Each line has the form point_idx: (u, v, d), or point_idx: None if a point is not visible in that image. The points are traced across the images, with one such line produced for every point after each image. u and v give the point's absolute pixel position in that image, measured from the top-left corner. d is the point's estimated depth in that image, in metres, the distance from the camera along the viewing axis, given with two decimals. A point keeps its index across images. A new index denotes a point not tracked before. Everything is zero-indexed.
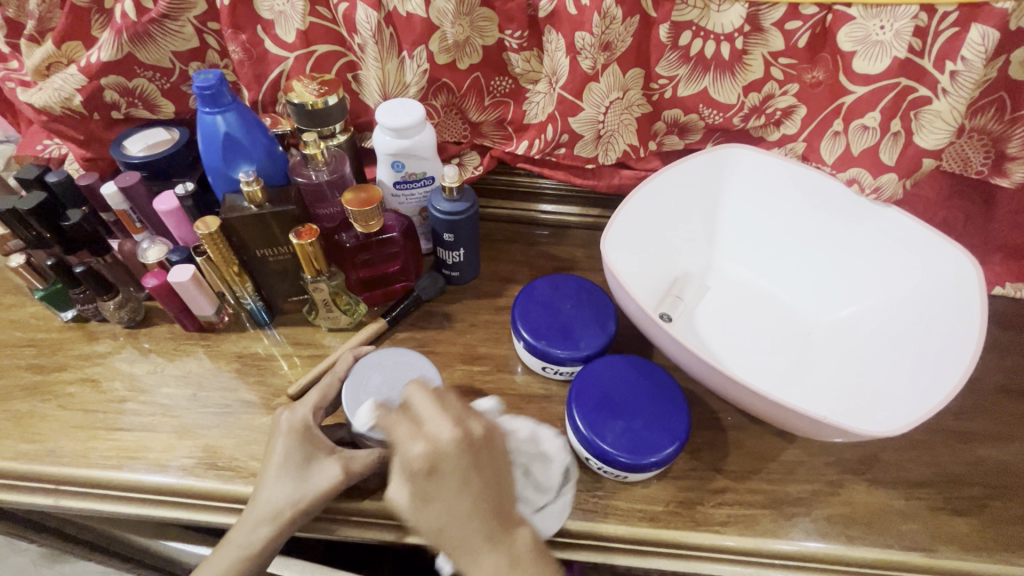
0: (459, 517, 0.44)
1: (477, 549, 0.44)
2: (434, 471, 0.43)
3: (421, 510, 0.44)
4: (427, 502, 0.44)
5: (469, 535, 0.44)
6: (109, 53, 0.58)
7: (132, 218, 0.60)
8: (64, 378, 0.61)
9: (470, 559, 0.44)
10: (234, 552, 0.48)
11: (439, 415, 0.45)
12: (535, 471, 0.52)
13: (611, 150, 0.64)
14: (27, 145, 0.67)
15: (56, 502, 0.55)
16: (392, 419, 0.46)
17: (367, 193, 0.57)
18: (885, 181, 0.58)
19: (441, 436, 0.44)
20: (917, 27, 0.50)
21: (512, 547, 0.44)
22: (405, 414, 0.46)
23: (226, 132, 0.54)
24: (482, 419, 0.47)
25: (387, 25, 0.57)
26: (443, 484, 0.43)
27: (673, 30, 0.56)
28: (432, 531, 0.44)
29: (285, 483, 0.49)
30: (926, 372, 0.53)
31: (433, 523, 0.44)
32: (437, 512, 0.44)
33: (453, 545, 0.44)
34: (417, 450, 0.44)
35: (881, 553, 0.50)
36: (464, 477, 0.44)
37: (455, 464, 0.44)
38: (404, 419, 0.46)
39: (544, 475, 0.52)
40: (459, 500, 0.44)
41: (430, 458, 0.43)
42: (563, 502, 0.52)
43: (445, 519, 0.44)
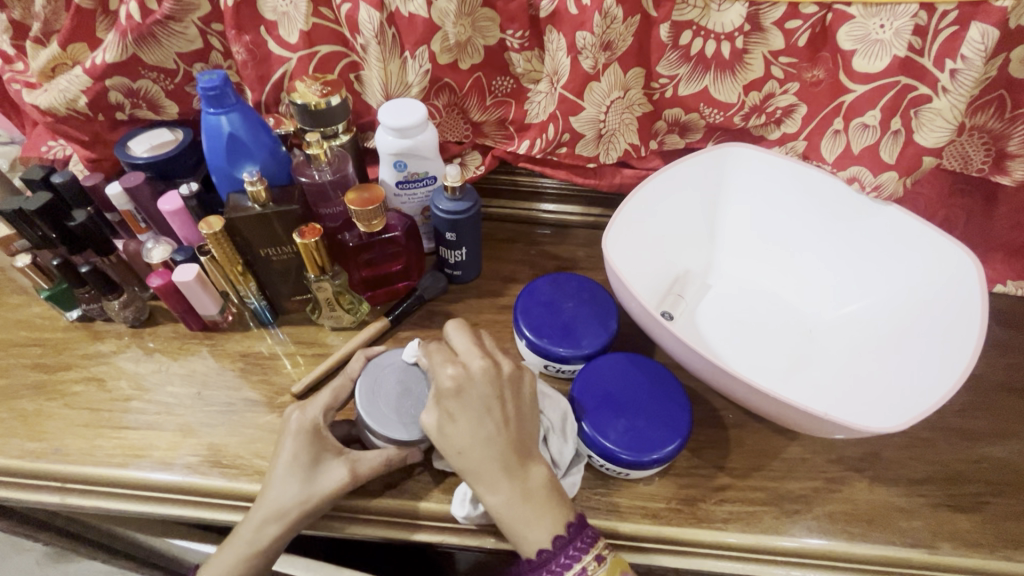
0: (480, 443, 0.47)
1: (494, 478, 0.47)
2: (460, 391, 0.48)
3: (447, 433, 0.48)
4: (452, 422, 0.48)
5: (486, 461, 0.47)
6: (114, 54, 0.58)
7: (137, 218, 0.61)
8: (70, 377, 0.61)
9: (487, 485, 0.47)
10: (243, 548, 0.49)
11: (471, 346, 0.51)
12: (552, 445, 0.53)
13: (612, 150, 0.64)
14: (32, 146, 0.68)
15: (63, 500, 0.56)
16: (433, 351, 0.52)
17: (370, 193, 0.57)
18: (885, 179, 0.58)
19: (472, 364, 0.50)
20: (917, 26, 0.51)
21: (527, 481, 0.47)
22: (441, 347, 0.53)
23: (230, 132, 0.54)
24: (512, 362, 0.52)
25: (389, 25, 0.57)
26: (468, 403, 0.48)
27: (674, 30, 0.56)
28: (455, 455, 0.47)
29: (291, 483, 0.50)
30: (927, 369, 0.53)
31: (458, 443, 0.47)
32: (463, 432, 0.47)
33: (473, 471, 0.47)
34: (449, 373, 0.49)
35: (883, 550, 0.51)
36: (486, 402, 0.48)
37: (480, 389, 0.48)
38: (440, 351, 0.52)
39: (557, 450, 0.52)
40: (481, 429, 0.48)
41: (457, 379, 0.49)
42: (571, 481, 0.52)
43: (466, 444, 0.47)
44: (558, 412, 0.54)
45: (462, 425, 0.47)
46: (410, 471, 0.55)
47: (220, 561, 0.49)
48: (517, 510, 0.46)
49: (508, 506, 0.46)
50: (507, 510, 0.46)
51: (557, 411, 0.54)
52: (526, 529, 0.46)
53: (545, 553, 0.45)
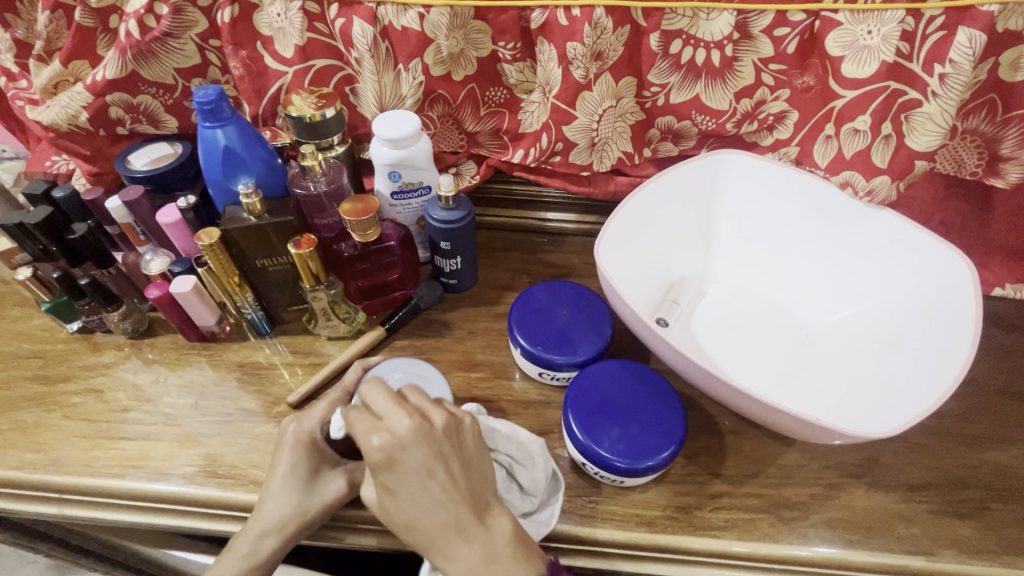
0: (428, 513, 0.43)
1: (447, 546, 0.43)
2: (394, 462, 0.43)
3: (385, 503, 0.44)
4: (394, 495, 0.44)
5: (440, 530, 0.43)
6: (113, 71, 0.59)
7: (136, 230, 0.61)
8: (69, 388, 0.62)
9: (446, 554, 0.43)
10: (240, 561, 0.49)
11: (395, 406, 0.44)
12: (519, 475, 0.52)
13: (606, 157, 0.65)
14: (36, 161, 0.69)
15: (61, 512, 0.56)
16: (353, 414, 0.45)
17: (364, 203, 0.58)
18: (878, 183, 0.58)
19: (398, 425, 0.43)
20: (905, 31, 0.51)
21: (487, 539, 0.44)
22: (363, 410, 0.45)
23: (226, 145, 0.55)
24: (445, 408, 0.46)
25: (383, 39, 0.58)
26: (404, 474, 0.43)
27: (664, 39, 0.57)
28: (404, 528, 0.44)
29: (289, 495, 0.50)
30: (922, 374, 0.53)
31: (403, 515, 0.44)
32: (403, 502, 0.43)
33: (424, 542, 0.44)
34: (373, 445, 0.43)
35: (881, 557, 0.50)
36: (426, 468, 0.43)
37: (414, 453, 0.43)
38: (361, 414, 0.45)
39: (527, 479, 0.51)
40: (421, 499, 0.43)
41: (386, 450, 0.43)
42: (548, 512, 0.52)
43: (410, 515, 0.43)
44: (513, 440, 0.53)
45: (401, 499, 0.43)
46: None
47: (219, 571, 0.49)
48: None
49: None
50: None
51: (514, 441, 0.53)
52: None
53: None
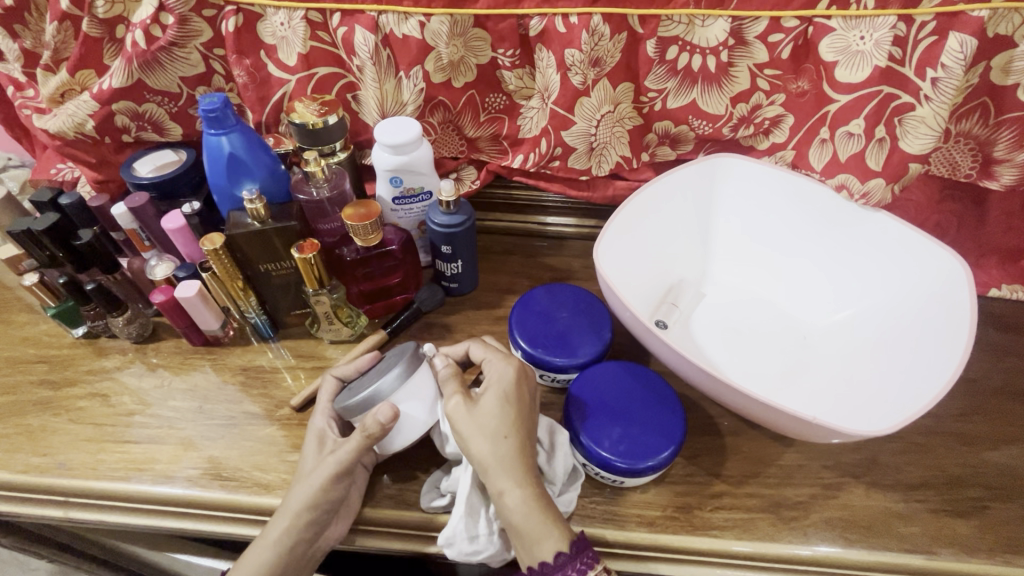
0: (522, 436, 0.50)
1: (517, 473, 0.48)
2: (522, 385, 0.52)
3: (486, 411, 0.50)
4: (509, 407, 0.50)
5: (523, 453, 0.49)
6: (119, 80, 0.60)
7: (142, 237, 0.63)
8: (75, 393, 0.62)
9: (514, 476, 0.48)
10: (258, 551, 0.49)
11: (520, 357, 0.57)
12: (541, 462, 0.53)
13: (604, 162, 0.66)
14: (41, 169, 0.70)
15: (66, 515, 0.57)
16: (483, 350, 0.56)
17: (366, 208, 0.59)
18: (873, 186, 0.59)
19: (523, 363, 0.55)
20: (896, 37, 0.52)
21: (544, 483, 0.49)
22: (488, 347, 0.56)
23: (231, 151, 0.56)
24: None
25: (384, 46, 0.59)
26: (524, 397, 0.52)
27: (660, 46, 0.57)
28: (489, 439, 0.49)
29: (301, 484, 0.51)
30: (918, 373, 0.54)
31: (501, 427, 0.49)
32: (510, 416, 0.50)
33: (500, 459, 0.48)
34: (508, 366, 0.53)
35: (881, 555, 0.50)
36: (534, 405, 0.52)
37: (533, 392, 0.53)
38: (489, 348, 0.56)
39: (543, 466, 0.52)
40: (521, 422, 0.50)
41: (521, 373, 0.53)
42: (569, 494, 0.52)
43: (508, 430, 0.49)
44: (542, 427, 0.54)
45: (508, 413, 0.50)
46: (410, 484, 0.55)
47: (244, 566, 0.49)
48: (536, 514, 0.47)
49: (526, 509, 0.47)
50: (525, 507, 0.47)
51: (541, 427, 0.54)
52: (541, 534, 0.46)
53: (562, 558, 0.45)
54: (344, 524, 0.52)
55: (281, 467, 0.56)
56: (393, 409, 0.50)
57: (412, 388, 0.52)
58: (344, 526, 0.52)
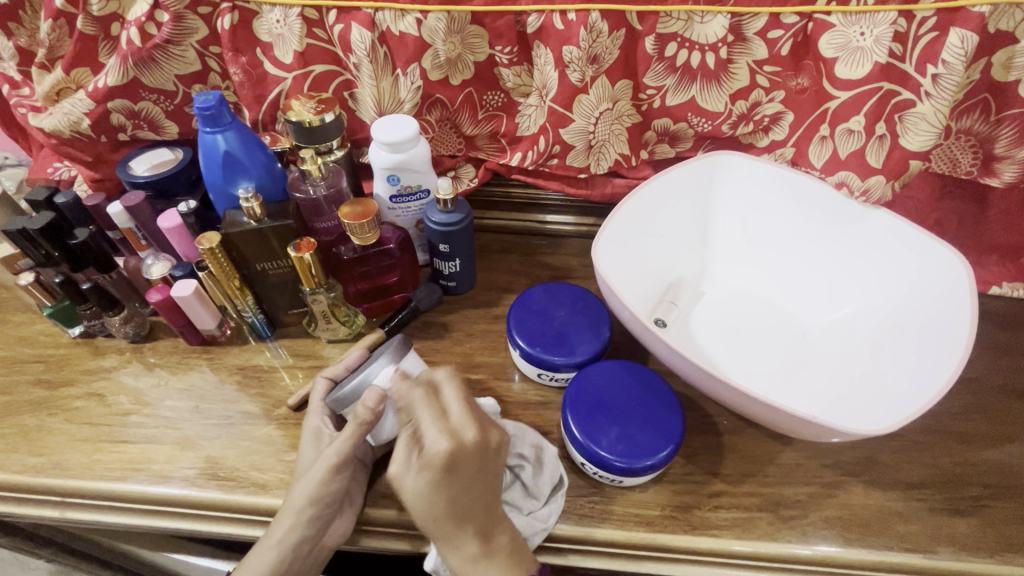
0: (458, 513, 0.47)
1: (460, 542, 0.47)
2: (452, 467, 0.46)
3: (413, 493, 0.47)
4: (436, 492, 0.47)
5: (462, 525, 0.47)
6: (115, 78, 0.60)
7: (138, 235, 0.62)
8: (72, 393, 0.62)
9: (453, 546, 0.47)
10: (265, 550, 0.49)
11: (466, 416, 0.48)
12: (525, 475, 0.53)
13: (603, 160, 0.66)
14: (38, 168, 0.70)
15: (63, 515, 0.56)
16: (421, 404, 0.49)
17: (363, 207, 0.58)
18: (873, 183, 0.59)
19: (463, 435, 0.47)
20: (897, 32, 0.51)
21: (492, 544, 0.48)
22: (430, 398, 0.50)
23: (226, 150, 0.56)
24: (502, 430, 0.50)
25: (381, 44, 0.59)
26: (455, 477, 0.47)
27: (659, 42, 0.57)
28: (426, 517, 0.47)
29: (302, 480, 0.51)
30: (918, 371, 0.54)
31: (432, 508, 0.47)
32: (440, 499, 0.47)
33: (442, 531, 0.47)
34: (441, 444, 0.47)
35: (881, 554, 0.50)
36: (474, 478, 0.47)
37: (471, 465, 0.47)
38: (429, 402, 0.49)
39: (527, 479, 0.53)
40: (453, 499, 0.47)
41: (451, 456, 0.46)
42: (548, 510, 0.52)
43: (441, 512, 0.47)
44: (528, 442, 0.55)
45: (439, 497, 0.47)
46: None
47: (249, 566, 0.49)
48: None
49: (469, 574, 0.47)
50: (470, 571, 0.47)
51: (527, 442, 0.55)
52: None
53: None
54: (348, 520, 0.53)
55: (278, 466, 0.56)
56: (381, 393, 0.50)
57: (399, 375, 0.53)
58: (348, 521, 0.52)
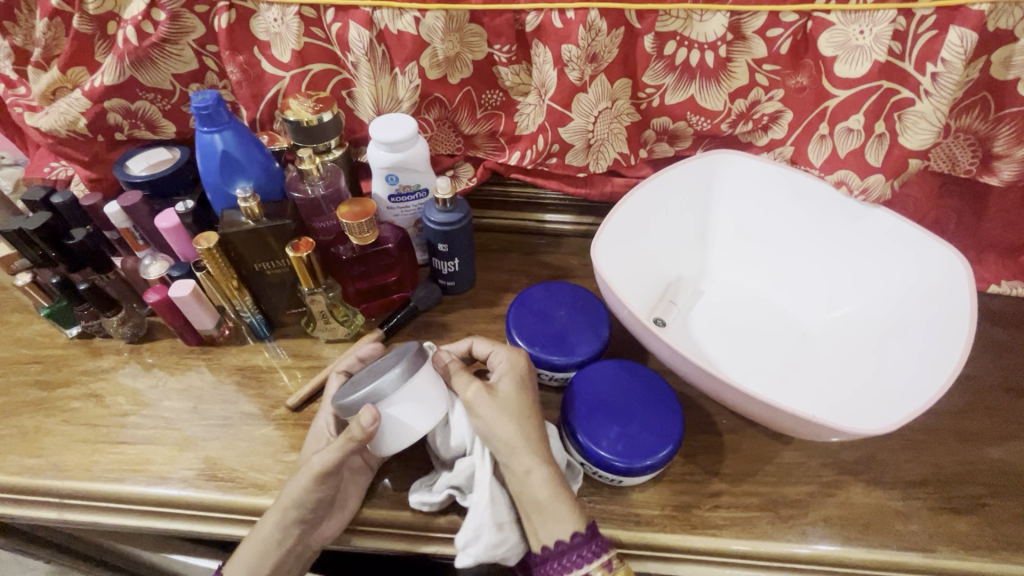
0: (539, 421, 0.51)
1: (541, 453, 0.49)
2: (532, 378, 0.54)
3: (506, 397, 0.51)
4: (524, 397, 0.52)
5: (542, 436, 0.51)
6: (111, 77, 0.60)
7: (135, 236, 0.62)
8: (69, 393, 0.62)
9: (534, 457, 0.49)
10: (253, 543, 0.50)
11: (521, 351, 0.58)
12: None
13: (602, 158, 0.65)
14: (34, 167, 0.70)
15: (60, 516, 0.56)
16: (489, 342, 0.57)
17: (362, 206, 0.58)
18: (873, 181, 0.59)
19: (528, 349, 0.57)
20: (896, 31, 0.51)
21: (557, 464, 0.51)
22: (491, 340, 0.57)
23: (224, 149, 0.56)
24: None
25: (379, 43, 0.58)
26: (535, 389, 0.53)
27: (658, 41, 0.57)
28: (512, 421, 0.50)
29: (294, 478, 0.49)
30: (918, 369, 0.54)
31: (520, 414, 0.51)
32: (527, 405, 0.51)
33: (525, 440, 0.49)
34: (517, 354, 0.55)
35: (880, 553, 0.50)
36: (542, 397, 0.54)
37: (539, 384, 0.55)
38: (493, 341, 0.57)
39: None
40: (535, 408, 0.52)
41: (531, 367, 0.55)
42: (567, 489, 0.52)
43: (529, 414, 0.51)
44: None
45: (526, 398, 0.52)
46: (407, 483, 0.55)
47: (238, 560, 0.50)
48: (560, 490, 0.48)
49: (552, 486, 0.48)
50: (550, 488, 0.48)
51: None
52: (561, 512, 0.47)
53: (580, 536, 0.47)
54: (337, 523, 0.52)
55: (277, 467, 0.56)
56: (375, 413, 0.46)
57: (413, 388, 0.48)
58: (336, 525, 0.52)
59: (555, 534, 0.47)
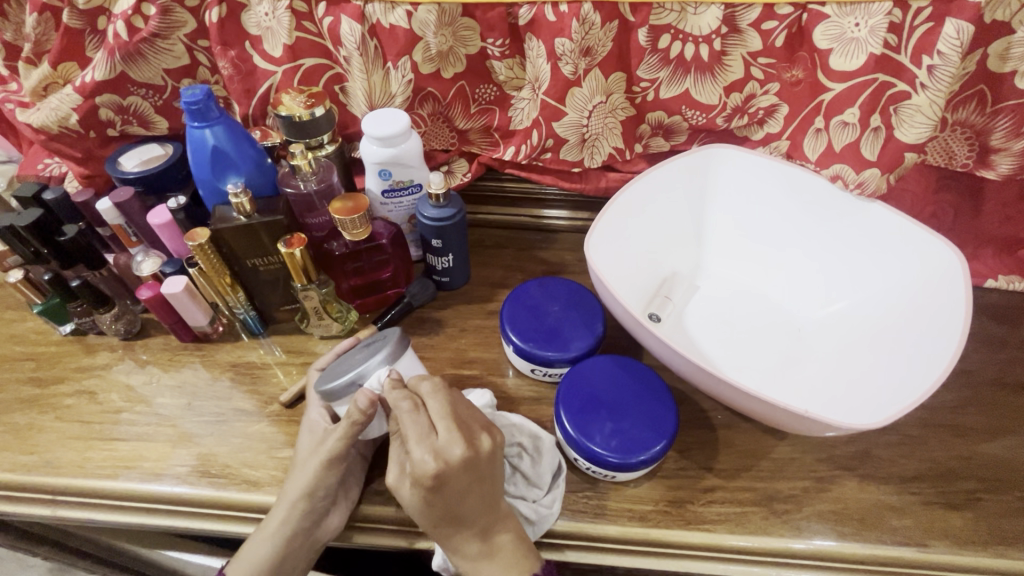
0: (455, 520, 0.47)
1: (461, 539, 0.47)
2: (441, 486, 0.45)
3: (411, 504, 0.46)
4: (429, 507, 0.46)
5: (461, 530, 0.47)
6: (102, 72, 0.59)
7: (128, 232, 0.61)
8: (62, 390, 0.62)
9: (453, 547, 0.48)
10: (259, 541, 0.50)
11: (452, 430, 0.46)
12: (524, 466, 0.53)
13: (597, 153, 0.65)
14: (27, 165, 0.69)
15: (54, 513, 0.56)
16: (411, 423, 0.46)
17: (354, 202, 0.58)
18: (868, 176, 0.58)
19: (452, 450, 0.45)
20: (892, 23, 0.51)
21: (492, 543, 0.48)
22: (421, 410, 0.47)
23: (214, 145, 0.55)
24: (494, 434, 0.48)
25: (371, 37, 0.58)
26: (445, 496, 0.45)
27: (652, 34, 0.57)
28: (424, 522, 0.48)
29: (300, 472, 0.51)
30: (913, 364, 0.53)
31: (430, 518, 0.47)
32: (437, 511, 0.46)
33: (440, 534, 0.48)
34: (429, 463, 0.44)
35: (874, 548, 0.50)
36: (465, 494, 0.46)
37: (463, 480, 0.45)
38: (417, 416, 0.47)
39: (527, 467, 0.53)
40: (448, 510, 0.46)
41: (438, 477, 0.44)
42: (553, 497, 0.52)
43: (438, 520, 0.47)
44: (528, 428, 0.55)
45: (438, 504, 0.46)
46: None
47: (244, 559, 0.50)
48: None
49: (471, 572, 0.48)
50: (471, 564, 0.48)
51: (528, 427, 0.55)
52: None
53: None
54: (342, 514, 0.52)
55: (270, 463, 0.56)
56: (371, 396, 0.48)
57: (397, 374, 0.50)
58: (341, 517, 0.52)
59: None
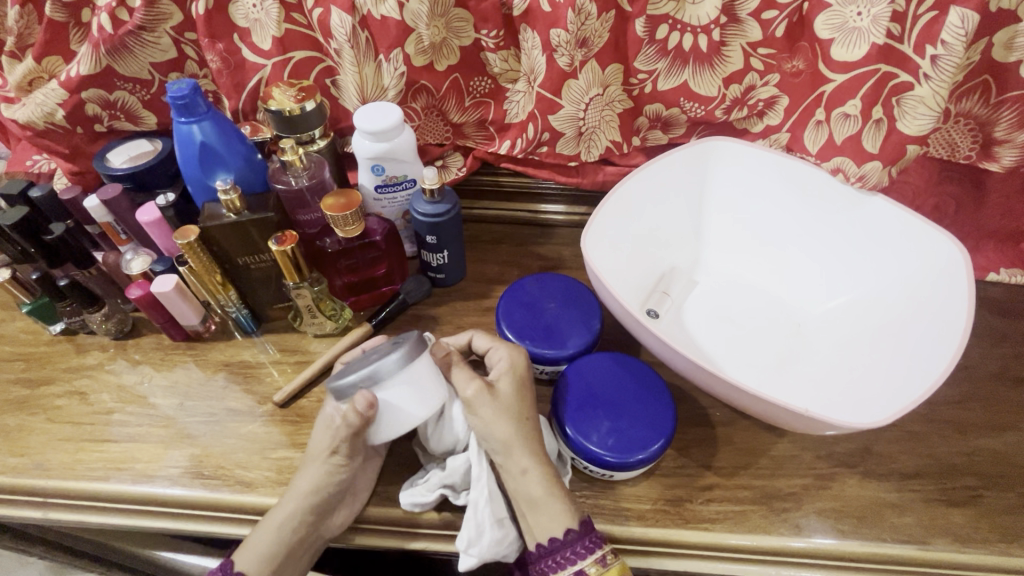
0: (536, 420, 0.51)
1: (539, 455, 0.49)
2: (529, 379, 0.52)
3: (503, 398, 0.50)
4: (520, 399, 0.51)
5: (538, 432, 0.51)
6: (87, 67, 0.58)
7: (117, 230, 0.60)
8: (53, 391, 0.61)
9: (529, 455, 0.49)
10: (263, 536, 0.49)
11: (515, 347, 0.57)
12: None
13: (594, 147, 0.64)
14: (15, 161, 0.67)
15: (44, 516, 0.55)
16: (487, 339, 0.55)
17: (346, 198, 0.57)
18: (869, 169, 0.57)
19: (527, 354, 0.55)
20: (895, 12, 0.49)
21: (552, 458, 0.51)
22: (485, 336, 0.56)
23: (202, 141, 0.54)
24: None
25: (362, 28, 0.57)
26: (529, 392, 0.52)
27: (650, 24, 0.55)
28: (510, 423, 0.49)
29: (309, 468, 0.50)
30: (916, 361, 0.52)
31: (517, 415, 0.50)
32: (523, 409, 0.51)
33: (521, 439, 0.49)
34: (518, 356, 0.54)
35: (874, 546, 0.50)
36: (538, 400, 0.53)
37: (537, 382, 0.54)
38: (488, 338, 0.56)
39: None
40: (532, 408, 0.51)
41: (528, 368, 0.53)
42: None
43: (525, 417, 0.50)
44: None
45: (529, 401, 0.52)
46: (396, 479, 0.54)
47: (246, 550, 0.49)
48: (556, 485, 0.48)
49: (547, 482, 0.48)
50: (546, 486, 0.48)
51: None
52: (559, 504, 0.47)
53: (575, 531, 0.46)
54: (349, 511, 0.52)
55: (264, 464, 0.55)
56: (370, 399, 0.46)
57: (409, 377, 0.47)
58: (348, 514, 0.52)
59: (553, 526, 0.47)
